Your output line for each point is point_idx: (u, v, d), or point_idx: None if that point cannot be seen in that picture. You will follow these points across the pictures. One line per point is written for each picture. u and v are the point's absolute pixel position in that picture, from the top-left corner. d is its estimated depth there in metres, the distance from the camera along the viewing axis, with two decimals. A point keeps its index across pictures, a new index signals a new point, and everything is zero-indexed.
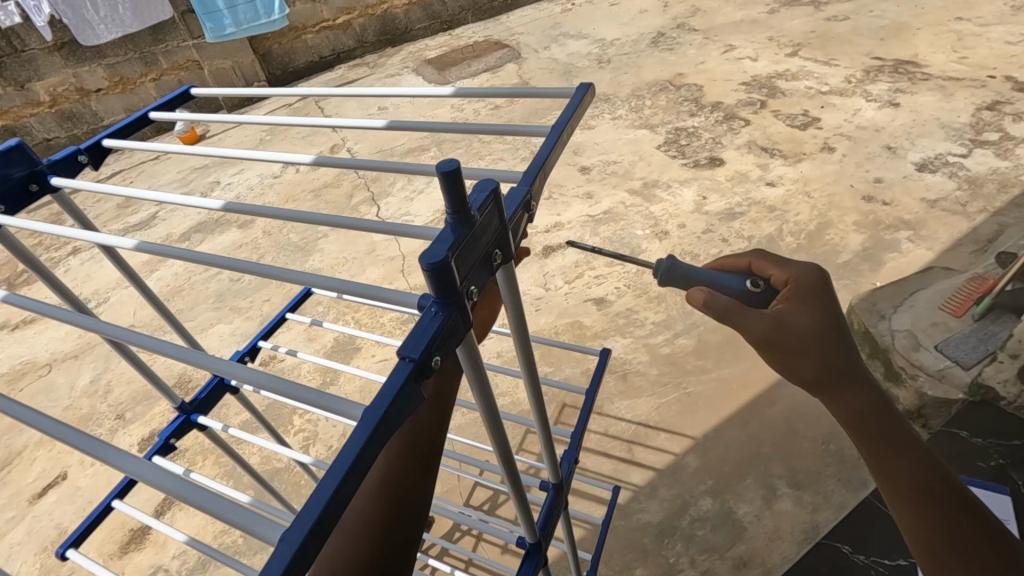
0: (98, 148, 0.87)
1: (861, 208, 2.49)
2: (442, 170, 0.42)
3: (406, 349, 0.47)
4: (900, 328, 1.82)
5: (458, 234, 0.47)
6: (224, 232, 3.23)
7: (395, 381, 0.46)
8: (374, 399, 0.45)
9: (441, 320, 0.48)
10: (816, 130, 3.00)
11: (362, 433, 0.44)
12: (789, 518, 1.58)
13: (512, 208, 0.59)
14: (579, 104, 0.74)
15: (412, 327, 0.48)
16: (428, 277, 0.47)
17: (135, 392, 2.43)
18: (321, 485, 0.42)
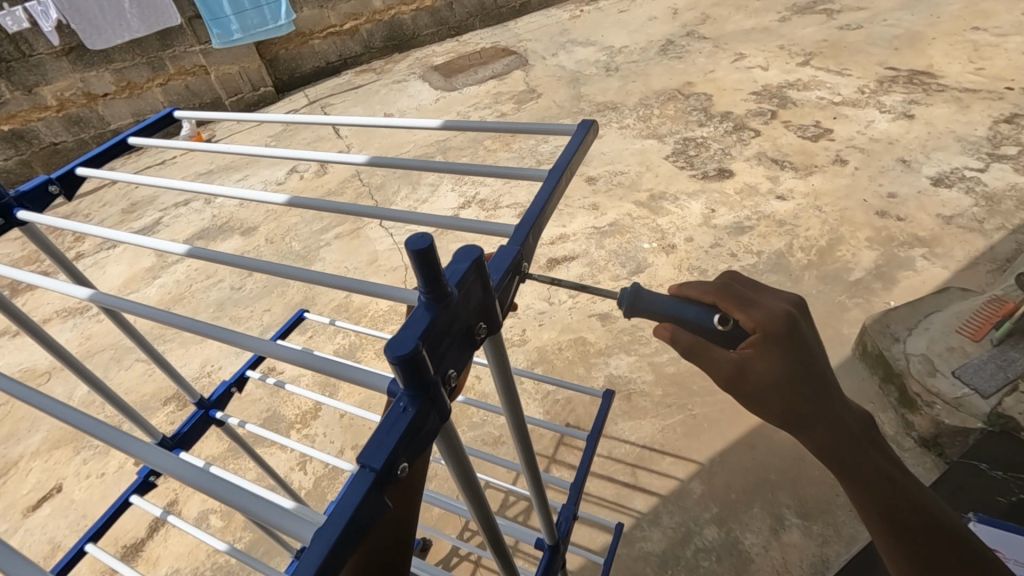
0: (70, 177, 0.84)
1: (874, 223, 2.43)
2: (414, 251, 0.37)
3: (369, 456, 0.41)
4: (914, 353, 1.75)
5: (431, 316, 0.43)
6: (227, 239, 3.21)
7: (355, 494, 0.40)
8: (330, 516, 0.39)
9: (410, 419, 0.43)
10: (828, 142, 2.94)
11: (313, 561, 0.38)
12: (797, 550, 1.52)
13: (500, 274, 0.54)
14: (580, 146, 0.70)
15: (378, 427, 0.43)
16: (396, 368, 0.42)
17: (132, 403, 2.40)
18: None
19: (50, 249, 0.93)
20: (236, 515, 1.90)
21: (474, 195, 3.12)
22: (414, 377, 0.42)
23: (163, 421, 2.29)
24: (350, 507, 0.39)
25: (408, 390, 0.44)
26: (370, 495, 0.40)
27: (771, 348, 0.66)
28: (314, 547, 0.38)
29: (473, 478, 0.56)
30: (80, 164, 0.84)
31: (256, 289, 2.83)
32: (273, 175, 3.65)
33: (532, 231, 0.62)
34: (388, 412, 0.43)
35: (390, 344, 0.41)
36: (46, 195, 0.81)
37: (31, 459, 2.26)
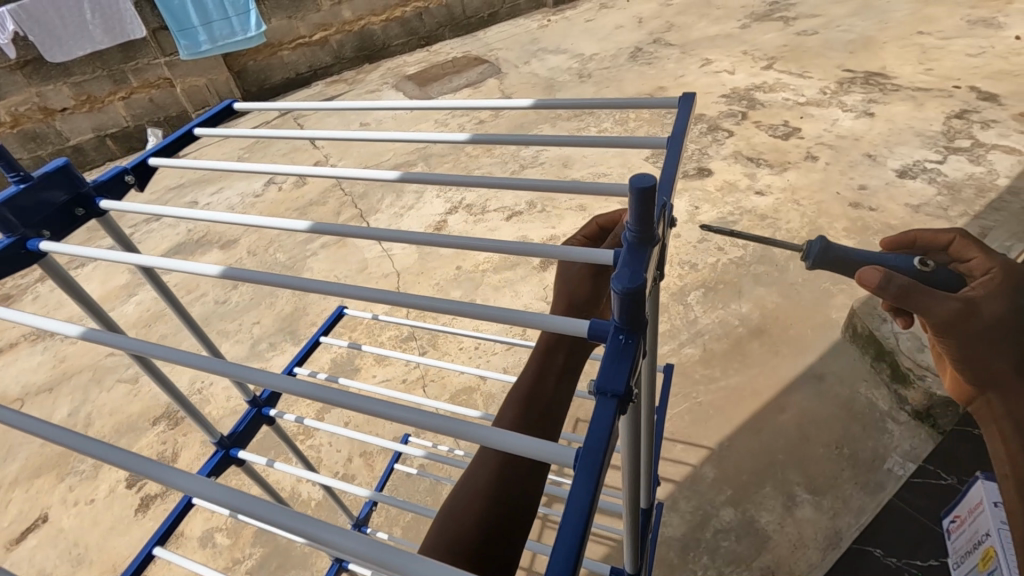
0: (142, 166, 0.91)
1: (849, 214, 2.56)
2: (640, 189, 0.43)
3: (605, 383, 0.47)
4: (903, 331, 1.85)
5: (638, 254, 0.48)
6: (206, 253, 3.11)
7: (604, 418, 0.45)
8: (590, 441, 0.44)
9: (632, 350, 0.48)
10: (798, 140, 3.08)
11: (591, 479, 0.42)
12: (811, 525, 1.58)
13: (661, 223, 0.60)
14: (688, 118, 0.72)
15: (603, 359, 0.48)
16: (616, 303, 0.47)
17: (119, 424, 2.29)
18: (566, 529, 0.41)
19: (122, 238, 0.95)
20: (243, 531, 1.84)
21: (460, 201, 3.13)
22: (634, 310, 0.47)
23: (155, 441, 2.20)
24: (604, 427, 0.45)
25: (624, 325, 0.49)
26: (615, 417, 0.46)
27: (996, 287, 0.89)
28: (582, 463, 0.43)
29: (637, 450, 0.58)
30: (151, 155, 0.91)
31: (243, 302, 2.76)
32: (250, 187, 3.57)
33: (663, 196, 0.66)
34: (608, 345, 0.49)
35: (612, 281, 0.47)
36: (120, 184, 0.89)
37: (10, 489, 2.14)
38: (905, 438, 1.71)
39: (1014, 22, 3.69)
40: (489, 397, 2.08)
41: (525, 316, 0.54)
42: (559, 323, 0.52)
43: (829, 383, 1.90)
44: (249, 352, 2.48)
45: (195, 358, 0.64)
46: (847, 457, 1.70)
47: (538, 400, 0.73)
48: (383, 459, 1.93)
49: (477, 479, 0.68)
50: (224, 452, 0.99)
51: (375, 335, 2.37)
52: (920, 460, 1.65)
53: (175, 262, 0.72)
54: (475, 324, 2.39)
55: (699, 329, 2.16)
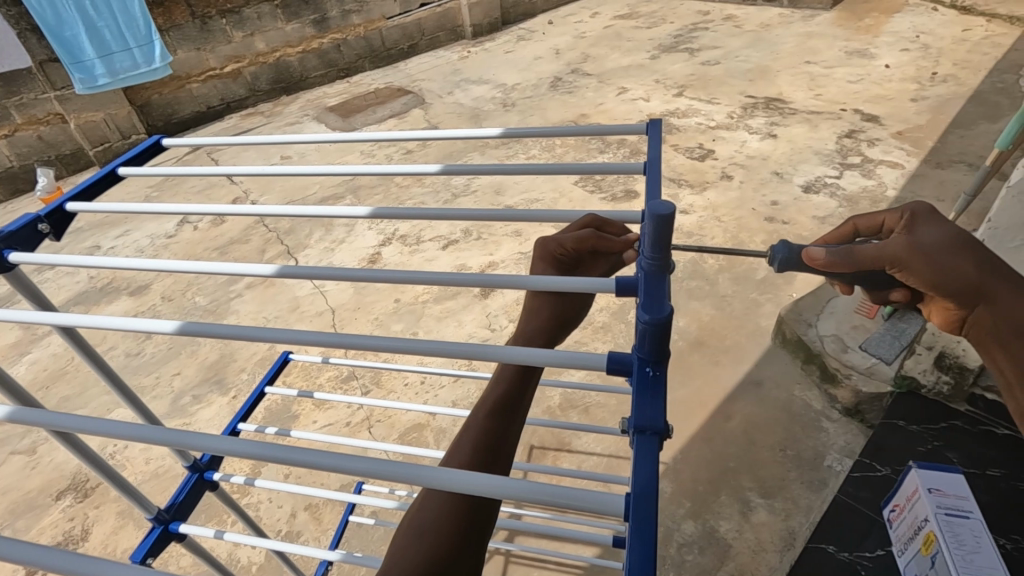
0: (60, 213, 0.81)
1: (766, 228, 2.74)
2: (665, 216, 0.44)
3: (644, 421, 0.47)
4: (827, 334, 1.99)
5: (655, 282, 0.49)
6: (112, 301, 2.84)
7: (648, 456, 0.46)
8: (639, 484, 0.43)
9: (663, 385, 0.49)
10: (713, 161, 3.28)
11: (650, 528, 0.41)
12: (767, 528, 1.63)
13: None
14: (660, 142, 0.72)
15: (638, 393, 0.49)
16: (641, 335, 0.49)
17: (15, 503, 2.01)
18: (636, 559, 0.40)
19: (34, 294, 0.84)
20: None
21: (393, 232, 3.07)
22: (659, 341, 0.48)
23: (60, 518, 1.94)
24: (652, 459, 0.45)
25: (649, 358, 0.50)
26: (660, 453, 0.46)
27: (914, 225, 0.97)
28: (639, 493, 0.43)
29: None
30: (69, 199, 0.81)
31: (159, 353, 2.53)
32: (161, 228, 3.32)
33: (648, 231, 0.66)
34: (639, 380, 0.50)
35: (637, 311, 0.48)
36: (33, 235, 0.79)
37: None
38: (839, 434, 1.83)
39: (883, 53, 4.17)
40: (440, 433, 2.01)
41: (541, 352, 0.55)
42: (578, 358, 0.52)
43: (767, 388, 2.00)
44: (170, 407, 2.26)
45: (129, 426, 0.56)
46: (790, 457, 1.78)
47: (502, 436, 0.69)
48: (330, 510, 1.80)
49: (434, 512, 0.64)
50: (163, 527, 0.89)
51: (312, 377, 2.24)
52: (854, 454, 1.76)
53: (101, 319, 0.64)
54: (419, 357, 2.31)
55: None
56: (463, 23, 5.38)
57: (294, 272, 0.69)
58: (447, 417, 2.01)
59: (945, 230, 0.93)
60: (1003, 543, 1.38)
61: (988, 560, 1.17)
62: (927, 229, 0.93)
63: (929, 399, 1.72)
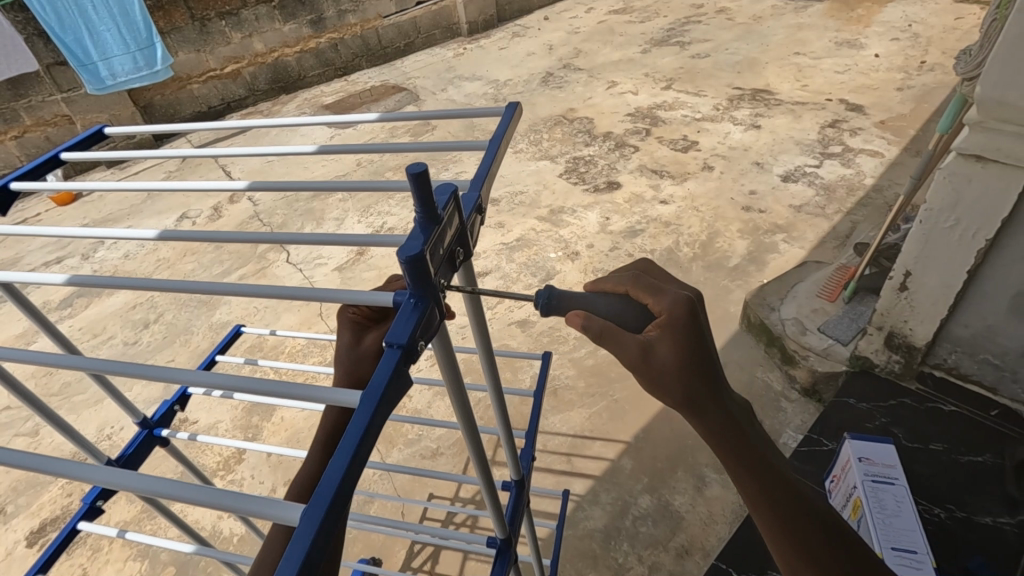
0: (4, 191, 0.90)
1: (742, 217, 2.79)
2: (414, 173, 0.48)
3: (394, 337, 0.51)
4: (788, 317, 2.05)
5: (426, 230, 0.53)
6: (114, 293, 2.97)
7: (388, 365, 0.50)
8: (370, 384, 0.48)
9: (421, 311, 0.53)
10: (696, 152, 3.33)
11: (364, 416, 0.47)
12: (719, 501, 1.69)
13: (476, 208, 0.65)
14: (511, 120, 0.74)
15: (397, 317, 0.53)
16: (405, 269, 0.52)
17: (17, 481, 2.13)
18: (338, 456, 0.45)
19: None
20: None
21: (382, 225, 3.16)
22: (421, 275, 0.52)
23: (60, 495, 2.06)
24: (386, 373, 0.49)
25: (418, 291, 0.54)
26: (400, 364, 0.50)
27: (669, 335, 0.72)
28: (365, 401, 0.48)
29: (464, 394, 0.64)
30: (13, 179, 0.90)
31: (155, 342, 2.64)
32: (160, 224, 3.44)
33: (480, 180, 0.68)
34: (401, 305, 0.54)
35: (399, 251, 0.52)
36: None
37: None
38: (796, 413, 1.89)
39: (873, 43, 4.18)
40: (415, 414, 2.06)
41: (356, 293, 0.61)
42: (375, 297, 0.58)
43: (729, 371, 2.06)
44: (164, 393, 2.39)
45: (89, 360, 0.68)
46: None
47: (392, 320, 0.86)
48: None
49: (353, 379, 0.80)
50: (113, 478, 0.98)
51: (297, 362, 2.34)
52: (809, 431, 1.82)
53: (19, 275, 0.74)
54: None
55: None
56: (459, 21, 5.46)
57: (172, 235, 0.73)
58: (421, 398, 2.09)
59: (688, 355, 0.72)
60: (937, 512, 1.44)
61: (907, 523, 1.24)
62: (670, 350, 0.72)
63: (882, 377, 1.79)
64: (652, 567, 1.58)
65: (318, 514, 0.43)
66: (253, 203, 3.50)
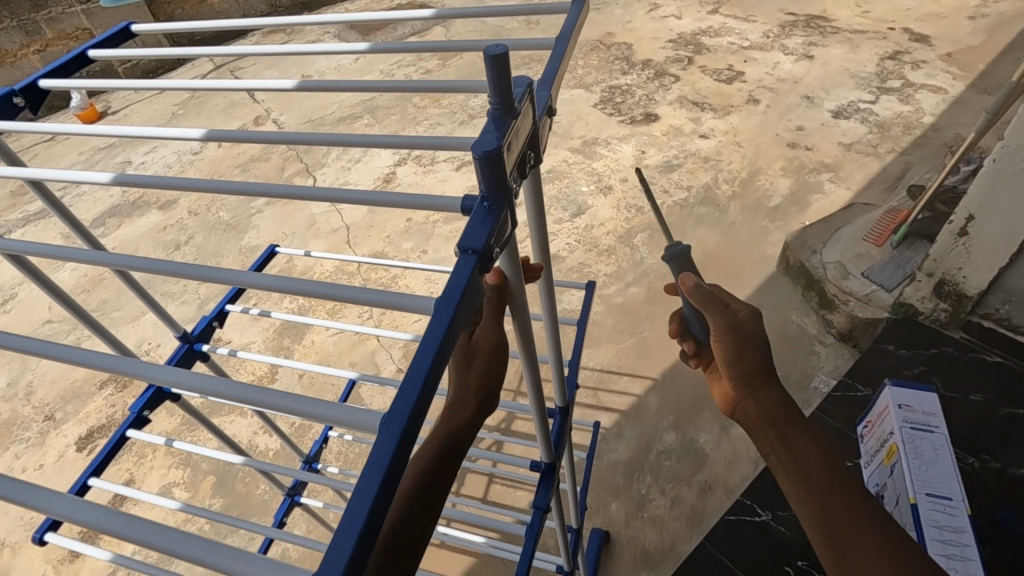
0: (32, 88, 0.87)
1: (787, 154, 2.64)
2: (493, 53, 0.43)
3: (468, 241, 0.48)
4: (829, 261, 1.97)
5: (502, 125, 0.49)
6: (144, 214, 2.99)
7: (463, 271, 0.48)
8: (446, 289, 0.46)
9: (496, 215, 0.50)
10: (741, 84, 3.12)
11: (443, 320, 0.45)
12: (744, 441, 1.70)
13: (546, 110, 0.60)
14: (578, 17, 0.68)
15: (470, 222, 0.50)
16: (479, 169, 0.48)
17: (64, 390, 2.24)
18: (418, 360, 0.44)
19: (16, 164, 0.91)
20: (202, 484, 1.87)
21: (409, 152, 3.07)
22: (496, 174, 0.48)
23: (105, 404, 2.16)
24: (445, 317, 0.45)
25: (492, 195, 0.51)
26: (458, 307, 0.46)
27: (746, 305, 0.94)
28: (423, 347, 0.44)
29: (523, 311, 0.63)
30: (41, 77, 0.87)
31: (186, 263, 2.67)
32: (186, 145, 3.41)
33: (548, 81, 0.63)
34: (475, 212, 0.51)
35: (473, 147, 0.48)
36: (9, 108, 0.85)
37: None
38: (829, 358, 1.86)
39: None
40: None
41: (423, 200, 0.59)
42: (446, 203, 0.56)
43: (762, 313, 2.01)
44: (197, 313, 2.44)
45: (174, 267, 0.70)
46: (778, 378, 1.83)
47: None
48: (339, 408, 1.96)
49: None
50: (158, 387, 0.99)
51: None
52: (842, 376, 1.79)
53: (54, 172, 0.72)
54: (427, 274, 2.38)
55: (644, 269, 2.24)
56: None
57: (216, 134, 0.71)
58: None
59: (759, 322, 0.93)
60: (972, 461, 1.42)
61: (943, 470, 1.22)
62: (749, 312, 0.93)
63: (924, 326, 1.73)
64: (674, 500, 1.62)
65: (400, 414, 0.42)
66: (278, 127, 3.43)
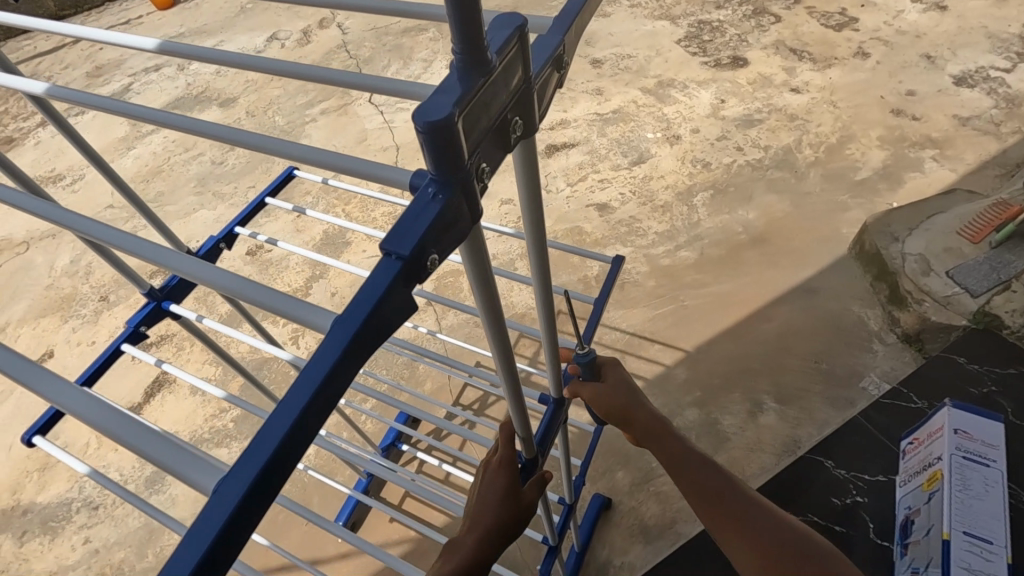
0: None
1: (888, 121, 2.32)
2: None
3: (394, 242, 0.39)
4: (912, 252, 1.76)
5: (465, 85, 0.38)
6: (204, 110, 3.00)
7: (381, 279, 0.39)
8: (353, 300, 0.39)
9: (442, 207, 0.40)
10: (852, 32, 2.72)
11: (337, 344, 0.38)
12: (771, 431, 1.60)
13: (550, 63, 0.48)
14: None
15: (404, 213, 0.40)
16: (423, 144, 0.38)
17: (119, 275, 2.35)
18: (295, 389, 0.37)
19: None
20: (231, 384, 1.95)
21: None
22: (444, 152, 0.38)
23: None
24: (335, 349, 0.38)
25: (439, 179, 0.40)
26: (353, 338, 0.38)
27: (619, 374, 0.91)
28: (317, 359, 0.38)
29: (497, 312, 0.52)
30: None
31: (239, 166, 2.69)
32: (251, 43, 3.35)
33: (564, 24, 0.50)
34: (414, 198, 0.40)
35: (417, 114, 0.37)
36: None
37: (19, 326, 2.25)
38: (887, 358, 1.68)
39: None
40: None
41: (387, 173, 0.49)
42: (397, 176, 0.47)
43: (821, 297, 1.83)
44: None
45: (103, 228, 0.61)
46: (823, 371, 1.68)
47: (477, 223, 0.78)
48: None
49: None
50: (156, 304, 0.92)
51: (368, 210, 2.32)
52: (896, 381, 1.62)
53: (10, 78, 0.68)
54: None
55: (699, 233, 2.07)
56: None
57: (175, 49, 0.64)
58: None
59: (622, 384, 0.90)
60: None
61: (991, 508, 1.10)
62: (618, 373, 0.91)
63: (1009, 342, 1.56)
64: None
65: (264, 450, 0.36)
66: (341, 32, 3.30)
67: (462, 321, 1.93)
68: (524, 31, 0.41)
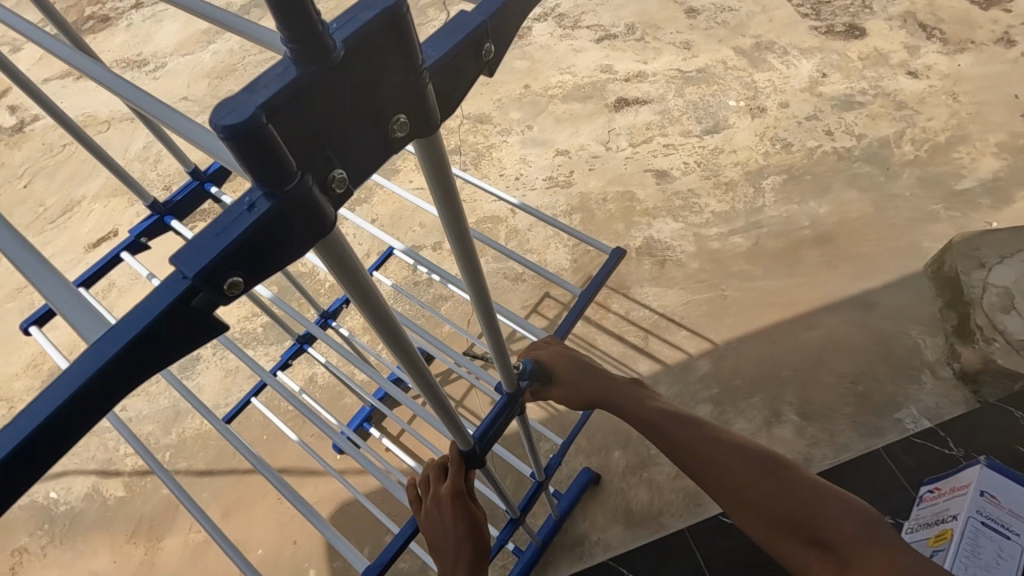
0: None
1: (1015, 126, 2.00)
2: None
3: (182, 258, 0.34)
4: (996, 283, 1.57)
5: (294, 78, 0.31)
6: None
7: (166, 295, 0.35)
8: (131, 308, 0.35)
9: (250, 225, 0.34)
10: (1002, 12, 2.32)
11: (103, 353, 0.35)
12: (784, 444, 1.51)
13: (467, 49, 0.39)
14: None
15: (207, 226, 0.34)
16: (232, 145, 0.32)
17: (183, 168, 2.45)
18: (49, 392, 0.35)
19: None
20: None
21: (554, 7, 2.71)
22: (255, 162, 0.31)
23: None
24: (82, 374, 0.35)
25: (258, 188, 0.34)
26: (99, 374, 0.35)
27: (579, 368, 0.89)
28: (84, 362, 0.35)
29: (389, 324, 0.48)
30: None
31: None
32: None
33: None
34: (229, 208, 0.34)
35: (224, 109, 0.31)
36: None
37: (91, 202, 2.41)
38: (934, 393, 1.53)
39: None
40: (513, 232, 1.99)
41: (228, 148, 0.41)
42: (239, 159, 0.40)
43: (877, 314, 1.67)
44: None
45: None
46: (858, 394, 1.55)
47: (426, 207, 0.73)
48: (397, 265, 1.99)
49: None
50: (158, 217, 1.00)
51: None
52: (938, 420, 1.49)
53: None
54: (523, 153, 2.21)
55: (759, 220, 1.91)
56: None
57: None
58: (524, 219, 1.99)
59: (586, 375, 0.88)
60: None
61: None
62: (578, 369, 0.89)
63: None
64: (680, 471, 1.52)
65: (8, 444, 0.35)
66: None
67: (491, 271, 1.90)
68: (400, 12, 0.32)
